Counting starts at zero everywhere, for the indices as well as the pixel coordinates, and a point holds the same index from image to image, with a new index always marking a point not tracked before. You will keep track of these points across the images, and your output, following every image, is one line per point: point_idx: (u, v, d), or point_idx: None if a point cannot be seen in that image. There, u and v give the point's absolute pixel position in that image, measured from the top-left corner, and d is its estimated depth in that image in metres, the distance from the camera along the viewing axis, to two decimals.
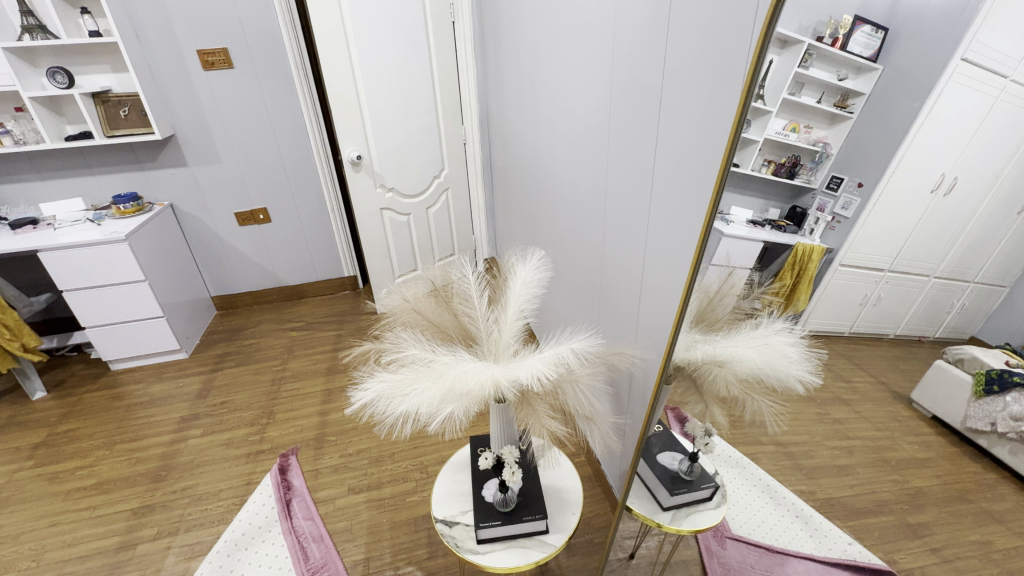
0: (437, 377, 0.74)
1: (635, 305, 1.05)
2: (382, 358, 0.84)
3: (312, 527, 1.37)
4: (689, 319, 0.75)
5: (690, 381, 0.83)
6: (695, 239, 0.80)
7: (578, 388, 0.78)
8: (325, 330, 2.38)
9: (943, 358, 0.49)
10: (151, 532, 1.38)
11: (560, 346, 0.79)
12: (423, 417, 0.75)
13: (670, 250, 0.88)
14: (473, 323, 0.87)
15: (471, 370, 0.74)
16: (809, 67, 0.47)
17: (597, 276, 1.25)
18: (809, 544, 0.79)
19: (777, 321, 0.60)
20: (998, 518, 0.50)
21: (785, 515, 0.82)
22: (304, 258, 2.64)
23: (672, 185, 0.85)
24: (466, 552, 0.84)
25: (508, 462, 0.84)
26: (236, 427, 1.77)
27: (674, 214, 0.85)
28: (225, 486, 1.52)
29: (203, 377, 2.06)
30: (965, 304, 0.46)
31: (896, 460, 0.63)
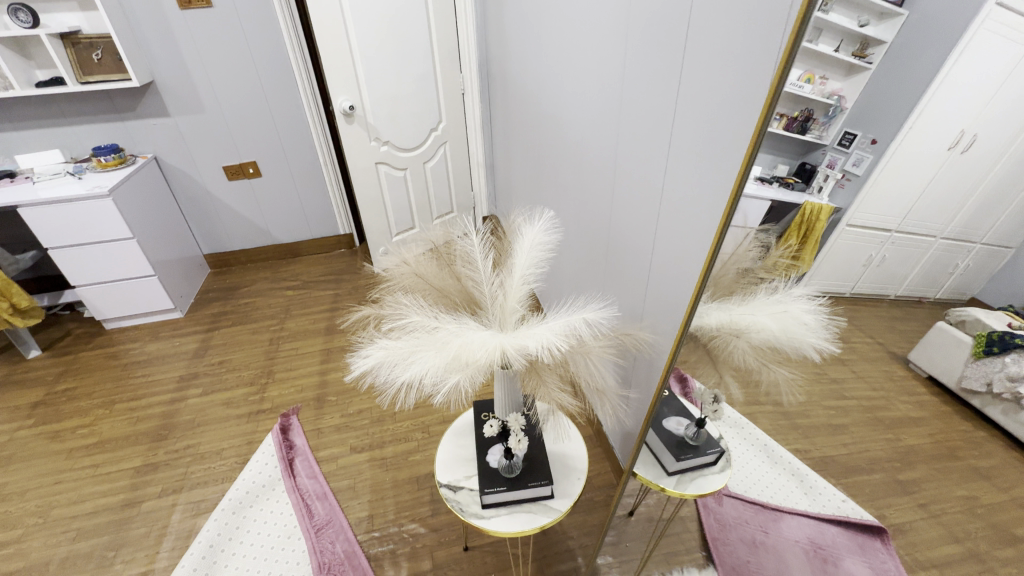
0: (440, 349, 0.70)
1: (649, 273, 1.00)
2: (381, 324, 0.81)
3: (315, 485, 1.38)
4: (707, 288, 0.70)
5: (704, 352, 0.79)
6: (722, 202, 0.73)
7: (593, 362, 0.74)
8: (322, 289, 2.34)
9: (945, 320, 0.52)
10: (156, 489, 1.40)
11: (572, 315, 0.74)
12: (427, 391, 0.72)
13: (692, 212, 0.82)
14: (477, 288, 0.83)
15: (475, 342, 0.70)
16: (829, 10, 0.41)
17: (606, 240, 1.20)
18: (804, 502, 0.88)
19: (794, 286, 0.55)
20: (983, 475, 0.60)
21: (782, 474, 0.88)
22: (296, 215, 2.55)
23: (697, 142, 0.77)
24: (470, 517, 0.84)
25: (513, 430, 0.82)
26: (236, 387, 1.76)
27: (700, 173, 0.78)
28: (227, 445, 1.53)
29: (200, 336, 2.04)
30: (967, 266, 0.49)
31: (889, 420, 0.69)
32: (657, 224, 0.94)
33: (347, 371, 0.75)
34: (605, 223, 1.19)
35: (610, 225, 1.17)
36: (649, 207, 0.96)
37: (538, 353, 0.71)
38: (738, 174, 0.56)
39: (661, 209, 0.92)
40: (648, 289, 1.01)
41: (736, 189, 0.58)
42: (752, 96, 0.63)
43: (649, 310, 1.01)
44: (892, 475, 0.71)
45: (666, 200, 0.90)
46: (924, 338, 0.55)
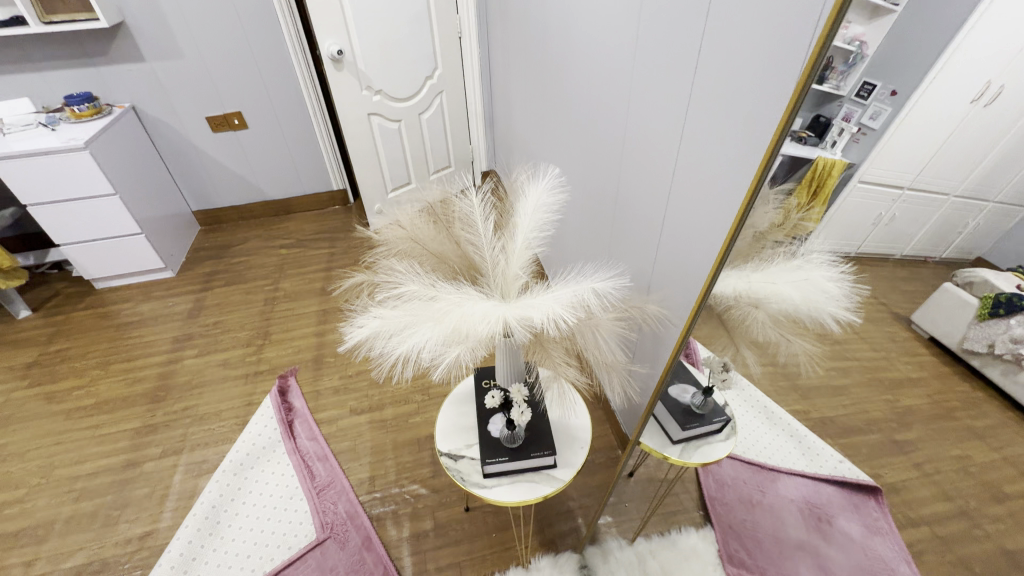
0: (437, 321, 0.66)
1: (666, 240, 0.92)
2: (375, 292, 0.76)
3: (316, 447, 1.38)
4: (731, 258, 0.64)
5: (719, 322, 0.74)
6: (743, 161, 0.67)
7: (602, 334, 0.70)
8: (317, 248, 2.27)
9: (954, 282, 0.48)
10: (156, 450, 1.40)
11: (580, 284, 0.69)
12: (425, 364, 0.69)
13: (710, 170, 0.75)
14: (478, 252, 0.78)
15: (474, 313, 0.65)
16: None
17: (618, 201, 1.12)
18: (801, 462, 0.92)
19: (814, 250, 0.51)
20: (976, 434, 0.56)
21: (782, 438, 0.90)
22: (287, 170, 2.44)
23: (729, 90, 0.67)
24: (472, 486, 0.83)
25: (515, 401, 0.79)
26: (232, 348, 1.73)
27: (732, 128, 0.68)
28: (225, 407, 1.52)
29: (193, 296, 1.99)
30: (977, 226, 0.43)
31: (886, 383, 0.64)
32: (673, 182, 0.86)
33: (341, 342, 0.72)
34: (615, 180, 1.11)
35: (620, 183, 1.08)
36: (666, 165, 0.88)
37: (543, 325, 0.66)
38: (774, 133, 0.49)
39: (680, 165, 0.83)
40: (664, 257, 0.93)
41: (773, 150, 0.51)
42: (796, 32, 0.53)
43: (664, 280, 0.94)
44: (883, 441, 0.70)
45: (687, 158, 0.80)
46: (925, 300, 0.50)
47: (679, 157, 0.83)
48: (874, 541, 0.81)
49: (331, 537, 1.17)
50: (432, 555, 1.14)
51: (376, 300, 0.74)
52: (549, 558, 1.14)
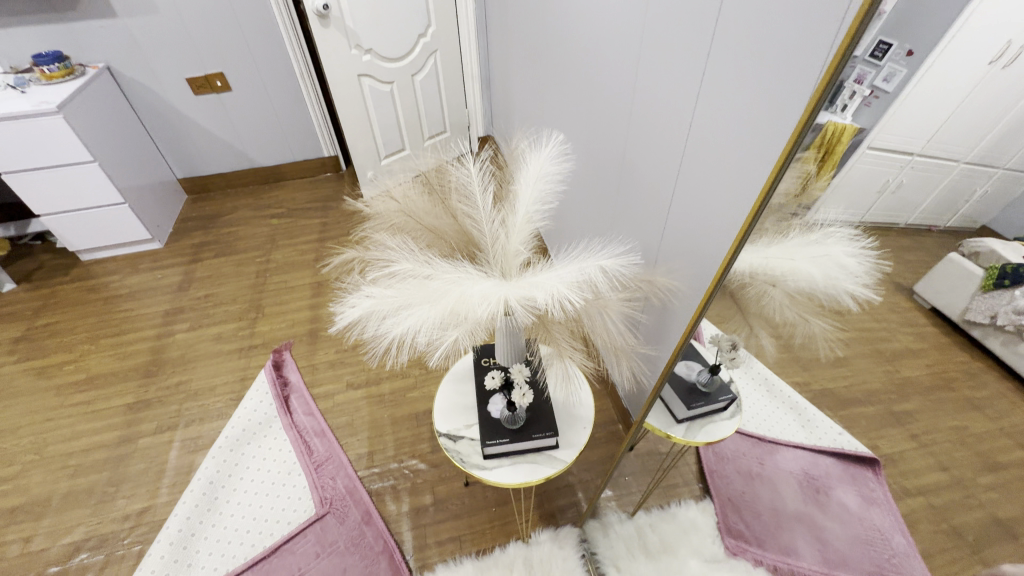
0: (431, 302, 0.62)
1: (679, 211, 0.85)
2: (365, 269, 0.72)
3: (312, 423, 1.36)
4: (752, 240, 0.58)
5: (733, 302, 0.69)
6: (767, 124, 0.60)
7: (609, 315, 0.66)
8: (309, 217, 2.20)
9: (959, 251, 0.46)
10: (151, 426, 1.38)
11: (586, 261, 0.65)
12: (420, 347, 0.66)
13: (728, 134, 0.68)
14: (475, 227, 0.74)
15: (470, 294, 0.61)
16: None
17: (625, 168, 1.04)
18: (801, 433, 0.91)
19: (836, 228, 0.50)
20: (977, 406, 0.57)
21: (780, 407, 0.85)
22: (275, 135, 2.34)
23: (758, 41, 0.59)
24: (472, 468, 0.81)
25: (516, 382, 0.76)
26: (225, 321, 1.69)
27: (764, 83, 0.59)
28: (219, 381, 1.49)
29: (183, 268, 1.94)
30: (986, 193, 0.41)
31: (890, 352, 0.62)
32: (687, 146, 0.79)
33: (331, 324, 0.68)
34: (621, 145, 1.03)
35: (626, 148, 1.01)
36: (680, 126, 0.80)
37: (547, 305, 0.62)
38: (810, 101, 0.43)
39: (696, 128, 0.76)
40: (677, 229, 0.86)
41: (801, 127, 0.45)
42: None
43: (676, 254, 0.88)
44: (888, 408, 0.69)
45: (708, 119, 0.72)
46: (930, 270, 0.49)
47: (698, 118, 0.74)
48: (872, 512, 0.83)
49: (331, 512, 1.17)
50: (433, 530, 1.14)
51: (367, 278, 0.70)
52: (549, 532, 1.14)
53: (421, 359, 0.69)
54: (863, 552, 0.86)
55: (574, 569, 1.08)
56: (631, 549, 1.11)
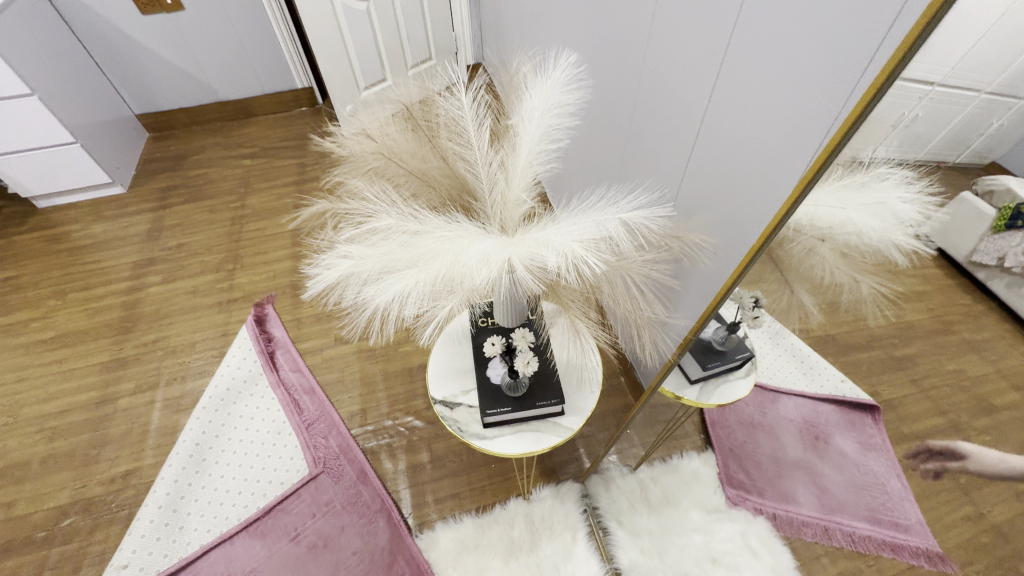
0: (422, 268, 0.53)
1: (716, 150, 0.69)
2: (338, 224, 0.61)
3: (300, 379, 1.28)
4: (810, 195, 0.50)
5: (773, 262, 0.60)
6: (845, 26, 0.45)
7: (628, 277, 0.58)
8: (285, 157, 2.01)
9: (972, 190, 0.42)
10: (130, 386, 1.31)
11: (604, 213, 0.55)
12: (411, 317, 0.58)
13: (789, 39, 0.52)
14: (469, 171, 0.63)
15: (466, 257, 0.52)
16: None
17: (651, 96, 0.86)
18: (800, 380, 0.83)
19: (896, 170, 0.43)
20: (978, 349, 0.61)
21: (779, 355, 0.78)
22: (239, 63, 2.09)
23: None
24: (470, 438, 0.76)
25: (520, 349, 0.71)
26: (201, 273, 1.58)
27: None
28: (199, 338, 1.41)
29: (151, 215, 1.79)
30: (1002, 124, 0.37)
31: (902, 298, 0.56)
32: (727, 62, 0.63)
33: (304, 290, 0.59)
34: (643, 62, 0.86)
35: (650, 66, 0.84)
36: (723, 37, 0.63)
37: (558, 266, 0.54)
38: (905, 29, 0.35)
39: (741, 36, 0.60)
40: (711, 173, 0.71)
41: (891, 67, 0.37)
42: None
43: (708, 203, 0.73)
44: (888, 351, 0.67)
45: (766, 27, 0.55)
46: (943, 217, 0.45)
47: (752, 27, 0.58)
48: (869, 459, 0.87)
49: (324, 472, 1.13)
50: (430, 487, 1.13)
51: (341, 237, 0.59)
52: (550, 488, 1.13)
53: (411, 329, 0.61)
54: (858, 495, 0.91)
55: (575, 523, 1.08)
56: (633, 503, 1.11)
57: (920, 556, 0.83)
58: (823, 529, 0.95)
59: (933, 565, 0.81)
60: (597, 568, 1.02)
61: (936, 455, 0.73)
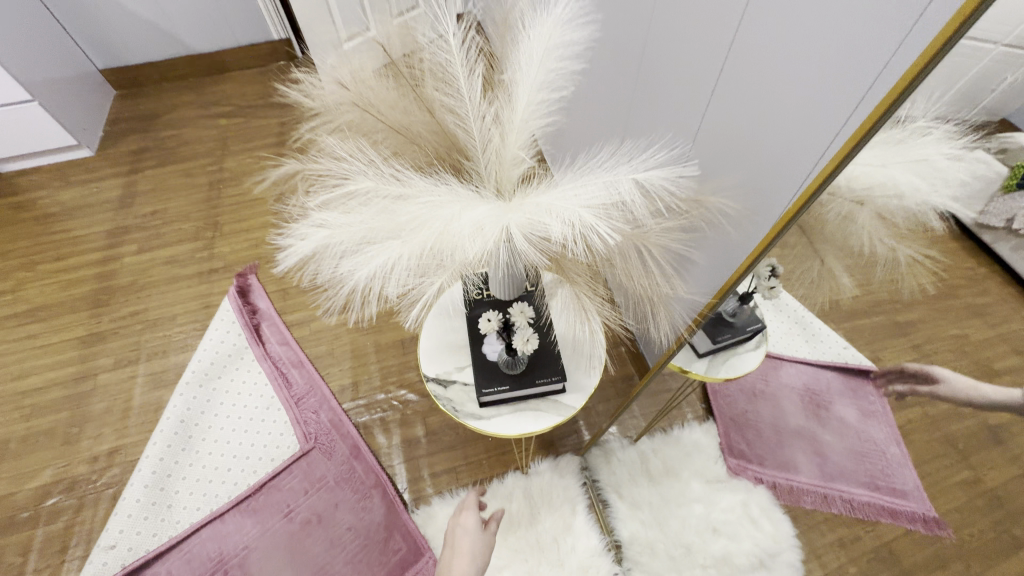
0: (406, 240, 0.47)
1: (735, 100, 0.59)
2: (309, 188, 0.54)
3: (288, 353, 1.23)
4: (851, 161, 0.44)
5: (803, 231, 0.54)
6: None
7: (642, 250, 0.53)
8: (263, 115, 1.87)
9: (991, 149, 0.44)
10: (110, 361, 1.25)
11: (614, 177, 0.48)
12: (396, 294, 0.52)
13: None
14: (460, 127, 0.55)
15: (457, 228, 0.46)
16: None
17: (659, 38, 0.74)
18: (804, 347, 0.82)
19: (941, 129, 0.40)
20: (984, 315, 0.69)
21: (782, 319, 0.75)
22: (208, 11, 1.90)
23: None
24: (466, 418, 0.73)
25: (519, 325, 0.68)
26: (179, 242, 1.49)
27: None
28: (180, 310, 1.34)
29: (123, 180, 1.68)
30: (1014, 79, 0.36)
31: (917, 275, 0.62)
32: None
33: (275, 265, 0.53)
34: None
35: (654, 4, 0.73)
36: None
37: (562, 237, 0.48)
38: None
39: None
40: (728, 126, 0.60)
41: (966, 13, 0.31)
42: None
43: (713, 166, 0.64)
44: (894, 318, 0.70)
45: None
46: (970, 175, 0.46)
47: None
48: (869, 426, 0.92)
49: (316, 448, 1.10)
50: (426, 462, 1.10)
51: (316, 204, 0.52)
52: (549, 462, 1.10)
53: (396, 306, 0.56)
54: (857, 463, 0.95)
55: (575, 497, 1.06)
56: (635, 475, 1.09)
57: (917, 522, 0.86)
58: (823, 497, 0.98)
59: (931, 530, 0.84)
60: (597, 540, 1.01)
61: (908, 379, 0.81)
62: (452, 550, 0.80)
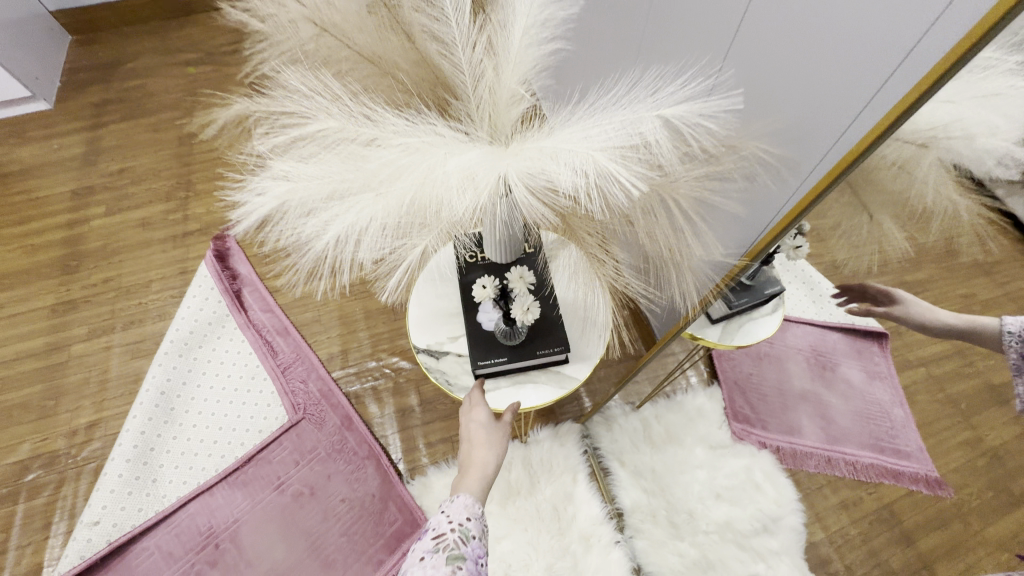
0: (383, 194, 0.40)
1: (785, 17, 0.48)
2: (267, 131, 0.45)
3: (273, 320, 1.17)
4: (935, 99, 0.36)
5: (853, 194, 0.46)
6: None
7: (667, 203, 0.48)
8: (236, 63, 1.72)
9: None
10: (83, 331, 1.18)
11: (635, 121, 0.42)
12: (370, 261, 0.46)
13: None
14: (446, 58, 0.47)
15: (446, 177, 0.39)
16: None
17: None
18: (809, 309, 0.70)
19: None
20: None
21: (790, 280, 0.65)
22: None
23: None
24: (459, 391, 0.72)
25: (518, 293, 0.63)
26: (150, 203, 1.39)
27: None
28: (156, 277, 1.26)
29: (85, 136, 1.54)
30: None
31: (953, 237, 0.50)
32: None
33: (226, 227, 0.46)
34: None
35: None
36: None
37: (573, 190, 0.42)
38: None
39: None
40: (765, 58, 0.51)
41: None
42: None
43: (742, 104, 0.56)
44: None
45: None
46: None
47: None
48: (875, 387, 0.81)
49: (305, 419, 1.05)
50: (422, 431, 1.09)
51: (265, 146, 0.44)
52: (549, 430, 1.08)
53: (372, 276, 0.50)
54: (863, 425, 0.86)
55: (576, 466, 1.03)
56: (637, 443, 1.06)
57: (918, 480, 0.79)
58: (826, 459, 0.92)
59: (930, 489, 0.78)
60: (598, 508, 0.99)
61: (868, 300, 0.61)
62: (467, 442, 0.66)
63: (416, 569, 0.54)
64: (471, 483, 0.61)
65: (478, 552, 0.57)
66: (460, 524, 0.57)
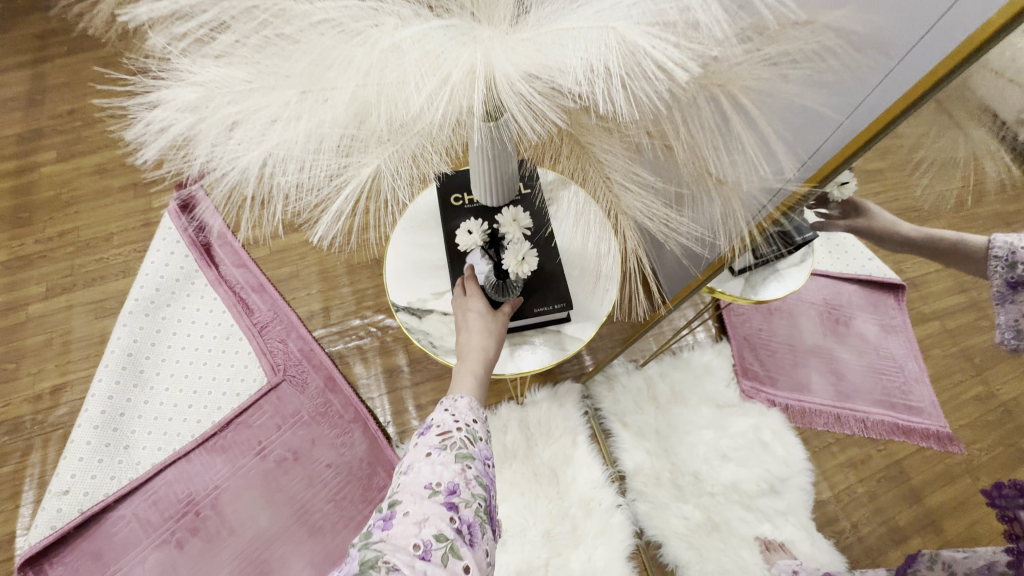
0: (321, 98, 0.39)
1: None
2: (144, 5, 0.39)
3: (246, 275, 1.07)
4: None
5: (953, 117, 0.36)
6: None
7: (715, 100, 0.40)
8: None
9: None
10: (41, 289, 1.09)
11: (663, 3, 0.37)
12: (297, 195, 0.45)
13: None
14: None
15: (396, 66, 0.38)
16: None
17: None
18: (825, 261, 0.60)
19: None
20: None
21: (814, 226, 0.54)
22: None
23: None
24: (444, 355, 0.66)
25: (512, 240, 0.57)
26: (107, 148, 1.26)
27: None
28: (117, 229, 1.15)
29: (28, 72, 1.37)
30: None
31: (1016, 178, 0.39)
32: None
33: (139, 162, 0.42)
34: None
35: None
36: None
37: (579, 86, 0.39)
38: None
39: None
40: None
41: None
42: None
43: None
44: None
45: None
46: None
47: None
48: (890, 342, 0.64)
49: (286, 380, 0.98)
50: (412, 393, 1.02)
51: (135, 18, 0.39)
52: (547, 391, 1.03)
53: (304, 217, 0.49)
54: (874, 380, 0.70)
55: (575, 427, 1.00)
56: (641, 403, 1.00)
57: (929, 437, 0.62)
58: (835, 416, 0.78)
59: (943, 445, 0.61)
60: (598, 472, 0.96)
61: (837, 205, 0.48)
62: (464, 328, 0.62)
63: (423, 463, 0.51)
64: (468, 380, 0.59)
65: (484, 452, 0.55)
66: (466, 425, 0.56)
